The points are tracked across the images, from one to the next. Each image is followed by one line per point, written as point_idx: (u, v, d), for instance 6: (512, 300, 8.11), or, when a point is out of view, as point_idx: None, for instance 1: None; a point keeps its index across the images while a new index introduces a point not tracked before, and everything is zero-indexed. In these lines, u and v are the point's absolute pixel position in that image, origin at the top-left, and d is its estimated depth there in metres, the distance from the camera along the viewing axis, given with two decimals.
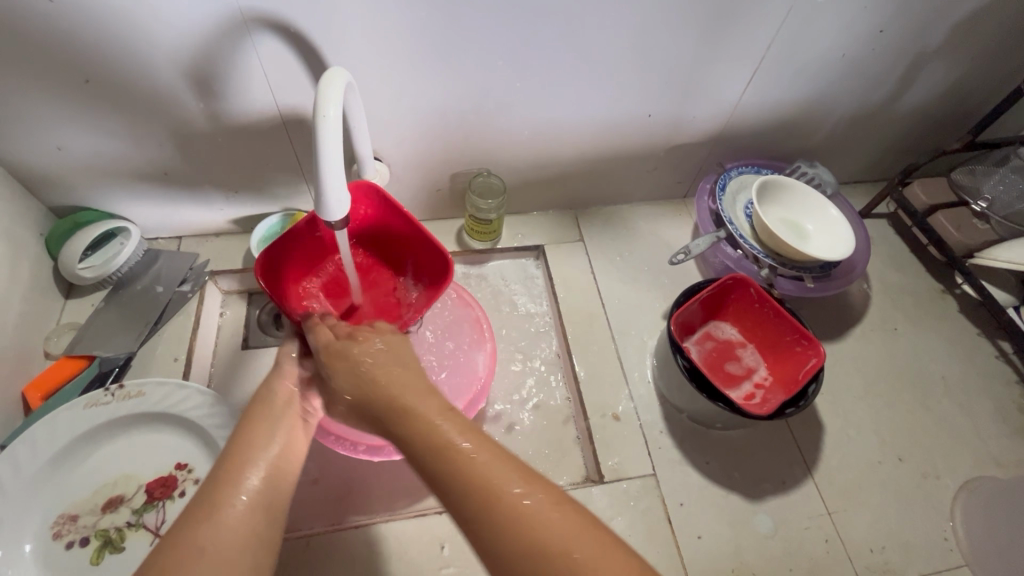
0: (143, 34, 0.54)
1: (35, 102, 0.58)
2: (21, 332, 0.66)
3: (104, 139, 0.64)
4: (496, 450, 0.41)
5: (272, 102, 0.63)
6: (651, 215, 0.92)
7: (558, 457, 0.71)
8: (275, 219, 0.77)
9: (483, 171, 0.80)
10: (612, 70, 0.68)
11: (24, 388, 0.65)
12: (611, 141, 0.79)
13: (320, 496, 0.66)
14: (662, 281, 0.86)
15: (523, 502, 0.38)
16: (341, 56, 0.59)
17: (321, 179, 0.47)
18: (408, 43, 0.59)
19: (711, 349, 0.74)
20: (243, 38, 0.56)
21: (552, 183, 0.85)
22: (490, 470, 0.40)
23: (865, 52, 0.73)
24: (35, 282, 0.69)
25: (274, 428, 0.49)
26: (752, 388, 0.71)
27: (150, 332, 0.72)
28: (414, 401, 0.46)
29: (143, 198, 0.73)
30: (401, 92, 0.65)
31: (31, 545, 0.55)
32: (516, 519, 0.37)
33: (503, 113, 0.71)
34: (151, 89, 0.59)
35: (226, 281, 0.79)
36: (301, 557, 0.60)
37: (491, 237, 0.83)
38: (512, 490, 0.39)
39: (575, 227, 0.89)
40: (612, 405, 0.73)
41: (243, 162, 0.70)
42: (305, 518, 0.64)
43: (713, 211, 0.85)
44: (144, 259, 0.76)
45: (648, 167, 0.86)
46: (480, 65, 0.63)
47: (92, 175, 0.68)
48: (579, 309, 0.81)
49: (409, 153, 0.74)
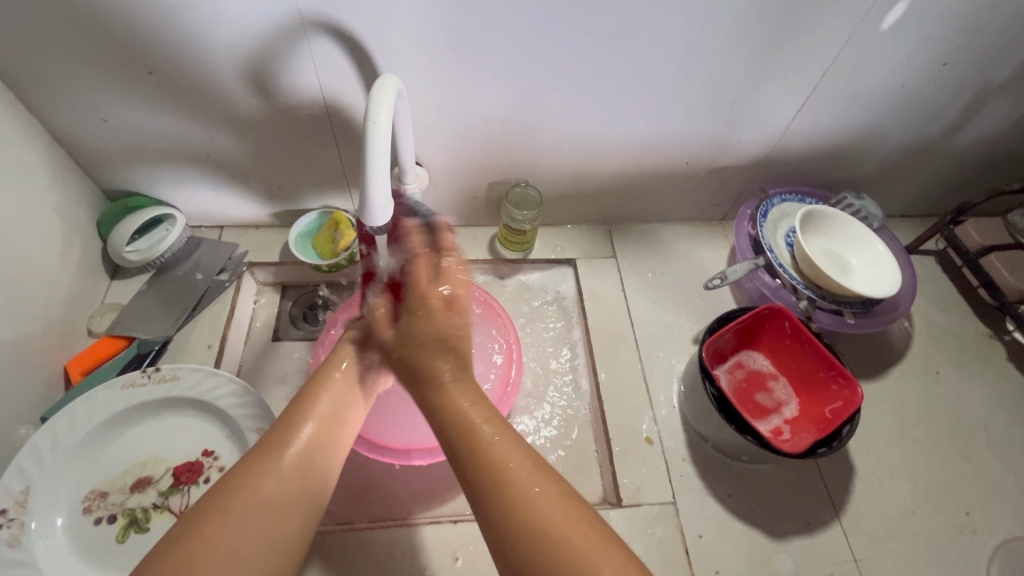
0: (204, 32, 0.56)
1: (99, 90, 0.61)
2: (68, 311, 0.69)
3: (161, 131, 0.66)
4: (549, 479, 0.40)
5: (322, 103, 0.64)
6: (686, 236, 0.91)
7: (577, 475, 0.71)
8: (313, 215, 0.79)
9: (522, 182, 0.79)
10: (660, 89, 0.67)
11: (66, 364, 0.67)
12: (652, 160, 0.78)
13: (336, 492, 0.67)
14: (695, 304, 0.84)
15: (487, 431, 0.43)
16: (392, 61, 0.60)
17: (367, 185, 0.47)
18: (457, 50, 0.60)
19: (741, 379, 0.72)
20: (300, 40, 0.57)
21: (588, 197, 0.84)
22: (540, 492, 0.39)
23: (924, 85, 0.71)
24: (85, 263, 0.72)
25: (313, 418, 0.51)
26: (779, 423, 0.69)
27: (187, 317, 0.74)
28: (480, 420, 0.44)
29: (190, 188, 0.75)
30: (448, 100, 0.66)
31: (61, 519, 0.56)
32: (516, 496, 0.39)
33: (546, 126, 0.71)
34: (209, 83, 0.61)
35: (262, 274, 0.81)
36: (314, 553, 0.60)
37: (523, 248, 0.83)
38: (573, 532, 0.37)
39: (607, 243, 0.88)
40: (635, 427, 0.72)
41: (288, 158, 0.72)
42: None
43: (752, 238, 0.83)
44: (186, 247, 0.78)
45: (687, 188, 0.84)
46: (528, 76, 0.64)
47: (146, 164, 0.71)
48: (606, 326, 0.80)
49: (450, 159, 0.74)
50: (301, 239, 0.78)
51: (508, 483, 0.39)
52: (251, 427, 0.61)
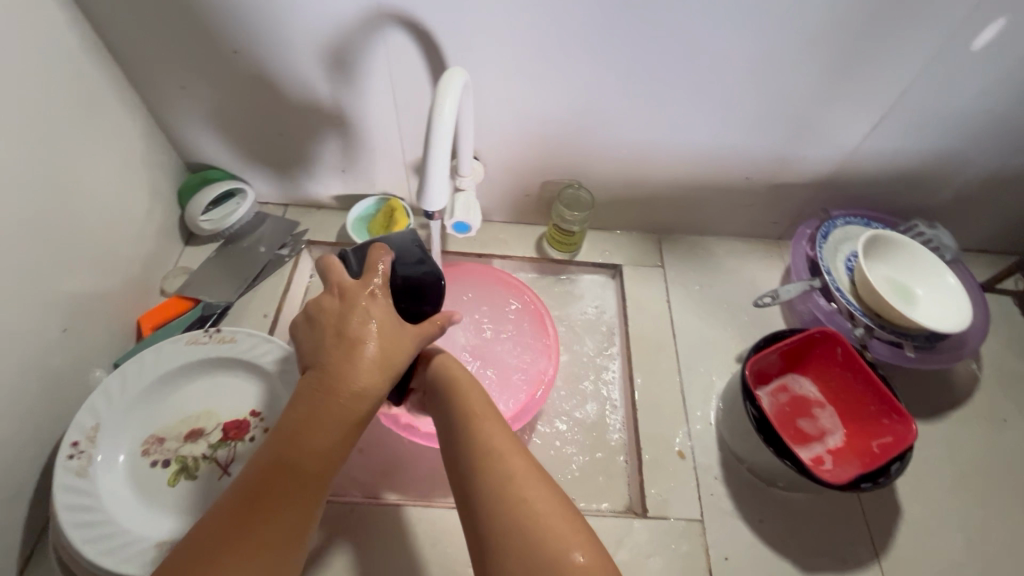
0: (289, 18, 0.59)
1: (192, 68, 0.66)
2: (146, 269, 0.75)
3: (243, 111, 0.71)
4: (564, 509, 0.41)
5: (389, 92, 0.67)
6: (739, 252, 0.88)
7: (603, 480, 0.70)
8: (370, 201, 0.81)
9: (576, 183, 0.80)
10: (725, 98, 0.66)
11: (139, 318, 0.73)
12: (711, 170, 0.77)
13: (367, 466, 0.69)
14: (742, 322, 0.82)
15: (508, 460, 0.44)
16: (460, 55, 0.62)
17: (427, 171, 0.49)
18: (524, 48, 0.61)
19: (784, 403, 0.69)
20: (376, 31, 0.60)
21: (640, 204, 0.83)
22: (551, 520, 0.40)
23: (1016, 111, 0.66)
24: (164, 227, 0.78)
25: (319, 439, 0.42)
26: (822, 452, 0.66)
27: (248, 286, 0.79)
28: (502, 450, 0.45)
29: (262, 165, 0.80)
30: (510, 97, 0.67)
31: (123, 457, 0.62)
32: (529, 523, 0.39)
33: (605, 128, 0.71)
34: (289, 67, 0.65)
35: (319, 252, 0.85)
36: (341, 520, 0.63)
37: (570, 249, 0.84)
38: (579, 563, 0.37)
39: (656, 252, 0.87)
40: (667, 439, 0.71)
41: (353, 143, 0.75)
42: (346, 485, 0.67)
43: (810, 259, 0.79)
44: (253, 221, 0.83)
45: (745, 202, 0.82)
46: (591, 78, 0.64)
47: (225, 140, 0.76)
48: (647, 335, 0.79)
49: (506, 156, 0.76)
50: (357, 223, 0.81)
51: (506, 502, 0.41)
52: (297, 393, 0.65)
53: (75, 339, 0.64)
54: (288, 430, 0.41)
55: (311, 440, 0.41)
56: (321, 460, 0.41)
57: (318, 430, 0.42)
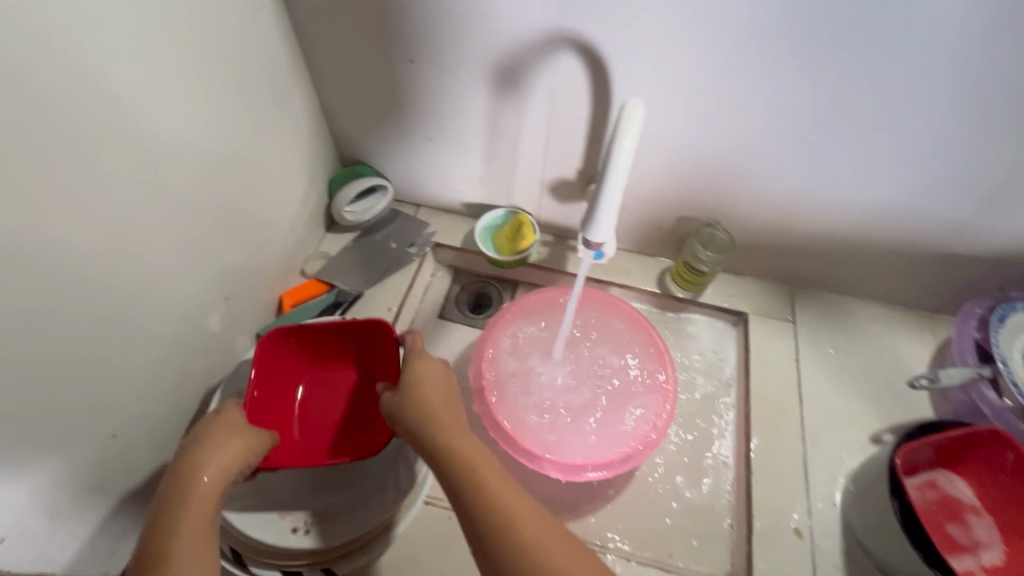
0: (470, 34, 0.62)
1: (369, 71, 0.70)
2: (293, 250, 0.81)
3: (404, 116, 0.75)
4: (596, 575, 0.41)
5: (547, 112, 0.68)
6: (885, 319, 0.80)
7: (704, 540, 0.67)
8: (500, 212, 0.83)
9: (716, 224, 0.76)
10: (910, 155, 0.60)
11: (281, 293, 0.79)
12: (872, 229, 0.71)
13: None
14: (880, 398, 0.74)
15: (526, 530, 0.43)
16: (628, 83, 0.61)
17: (599, 200, 0.51)
18: (698, 82, 0.59)
19: (932, 501, 0.61)
20: (551, 54, 0.61)
21: (781, 253, 0.78)
22: None
23: None
24: (312, 213, 0.83)
25: (183, 510, 0.46)
26: (976, 567, 0.58)
27: (376, 279, 0.83)
28: (515, 520, 0.43)
29: (407, 166, 0.83)
30: (668, 129, 0.65)
31: None
32: None
33: (762, 170, 0.67)
34: (456, 78, 0.67)
35: (443, 255, 0.88)
36: (441, 526, 0.66)
37: (695, 289, 0.80)
38: None
39: (789, 305, 0.81)
40: (784, 512, 0.66)
41: (498, 155, 0.76)
42: None
43: (977, 343, 0.71)
44: (388, 217, 0.88)
45: (901, 267, 0.75)
46: (763, 118, 0.61)
47: (380, 139, 0.80)
48: (770, 393, 0.74)
49: (649, 186, 0.74)
50: (484, 231, 0.83)
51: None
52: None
53: (232, 307, 0.70)
54: (211, 479, 0.49)
55: (173, 516, 0.45)
56: (182, 535, 0.44)
57: (177, 505, 0.46)
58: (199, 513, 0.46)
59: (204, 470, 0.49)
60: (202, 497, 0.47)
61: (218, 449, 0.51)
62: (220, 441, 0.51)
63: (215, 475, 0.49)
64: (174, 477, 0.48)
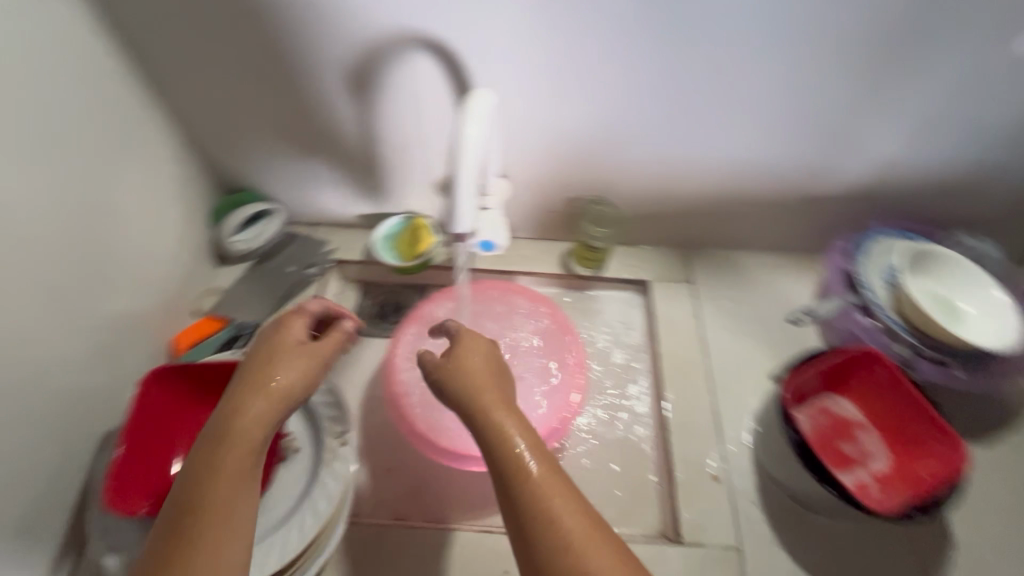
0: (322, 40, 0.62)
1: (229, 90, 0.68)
2: (179, 290, 0.76)
3: (273, 131, 0.73)
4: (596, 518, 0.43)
5: (415, 111, 0.68)
6: (772, 266, 0.85)
7: (633, 504, 0.68)
8: (395, 219, 0.82)
9: (604, 197, 0.79)
10: (750, 110, 0.66)
11: (174, 337, 0.74)
12: (737, 185, 0.76)
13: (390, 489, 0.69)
14: (777, 337, 0.78)
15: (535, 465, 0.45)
16: (483, 70, 0.63)
17: (453, 197, 0.50)
18: (547, 60, 0.62)
19: (825, 425, 0.66)
20: (404, 51, 0.62)
21: (668, 220, 0.82)
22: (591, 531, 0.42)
23: None
24: (197, 247, 0.79)
25: (219, 482, 0.43)
26: (866, 478, 0.62)
27: (278, 306, 0.80)
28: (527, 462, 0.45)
29: (292, 185, 0.81)
30: (533, 112, 0.68)
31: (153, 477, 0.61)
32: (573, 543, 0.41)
33: (629, 142, 0.71)
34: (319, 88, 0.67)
35: (346, 270, 0.85)
36: (366, 546, 0.63)
37: (597, 266, 0.83)
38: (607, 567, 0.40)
39: (685, 267, 0.85)
40: (700, 463, 0.69)
41: (378, 161, 0.76)
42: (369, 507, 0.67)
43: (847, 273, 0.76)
44: (283, 241, 0.85)
45: (774, 216, 0.80)
46: (615, 90, 0.65)
47: (257, 161, 0.78)
48: (677, 354, 0.77)
49: (530, 171, 0.76)
50: (383, 241, 0.81)
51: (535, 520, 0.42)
52: (326, 413, 0.65)
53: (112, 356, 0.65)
54: (208, 471, 0.43)
55: (199, 467, 0.43)
56: (210, 502, 0.42)
57: (205, 465, 0.43)
58: (212, 511, 0.41)
59: (212, 473, 0.43)
60: (211, 496, 0.42)
61: (215, 444, 0.44)
62: (229, 445, 0.44)
63: (210, 470, 0.43)
64: (199, 447, 0.45)
